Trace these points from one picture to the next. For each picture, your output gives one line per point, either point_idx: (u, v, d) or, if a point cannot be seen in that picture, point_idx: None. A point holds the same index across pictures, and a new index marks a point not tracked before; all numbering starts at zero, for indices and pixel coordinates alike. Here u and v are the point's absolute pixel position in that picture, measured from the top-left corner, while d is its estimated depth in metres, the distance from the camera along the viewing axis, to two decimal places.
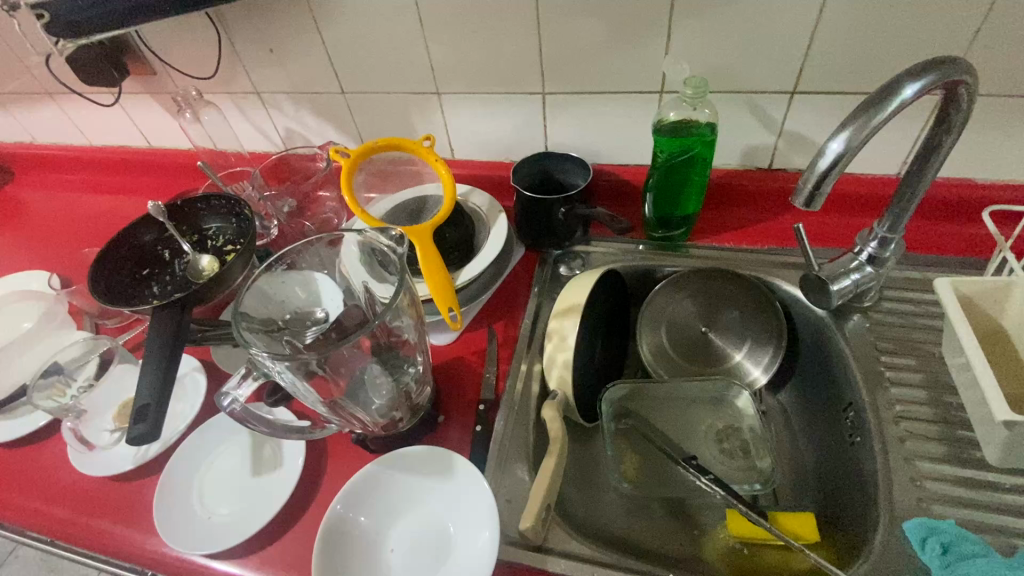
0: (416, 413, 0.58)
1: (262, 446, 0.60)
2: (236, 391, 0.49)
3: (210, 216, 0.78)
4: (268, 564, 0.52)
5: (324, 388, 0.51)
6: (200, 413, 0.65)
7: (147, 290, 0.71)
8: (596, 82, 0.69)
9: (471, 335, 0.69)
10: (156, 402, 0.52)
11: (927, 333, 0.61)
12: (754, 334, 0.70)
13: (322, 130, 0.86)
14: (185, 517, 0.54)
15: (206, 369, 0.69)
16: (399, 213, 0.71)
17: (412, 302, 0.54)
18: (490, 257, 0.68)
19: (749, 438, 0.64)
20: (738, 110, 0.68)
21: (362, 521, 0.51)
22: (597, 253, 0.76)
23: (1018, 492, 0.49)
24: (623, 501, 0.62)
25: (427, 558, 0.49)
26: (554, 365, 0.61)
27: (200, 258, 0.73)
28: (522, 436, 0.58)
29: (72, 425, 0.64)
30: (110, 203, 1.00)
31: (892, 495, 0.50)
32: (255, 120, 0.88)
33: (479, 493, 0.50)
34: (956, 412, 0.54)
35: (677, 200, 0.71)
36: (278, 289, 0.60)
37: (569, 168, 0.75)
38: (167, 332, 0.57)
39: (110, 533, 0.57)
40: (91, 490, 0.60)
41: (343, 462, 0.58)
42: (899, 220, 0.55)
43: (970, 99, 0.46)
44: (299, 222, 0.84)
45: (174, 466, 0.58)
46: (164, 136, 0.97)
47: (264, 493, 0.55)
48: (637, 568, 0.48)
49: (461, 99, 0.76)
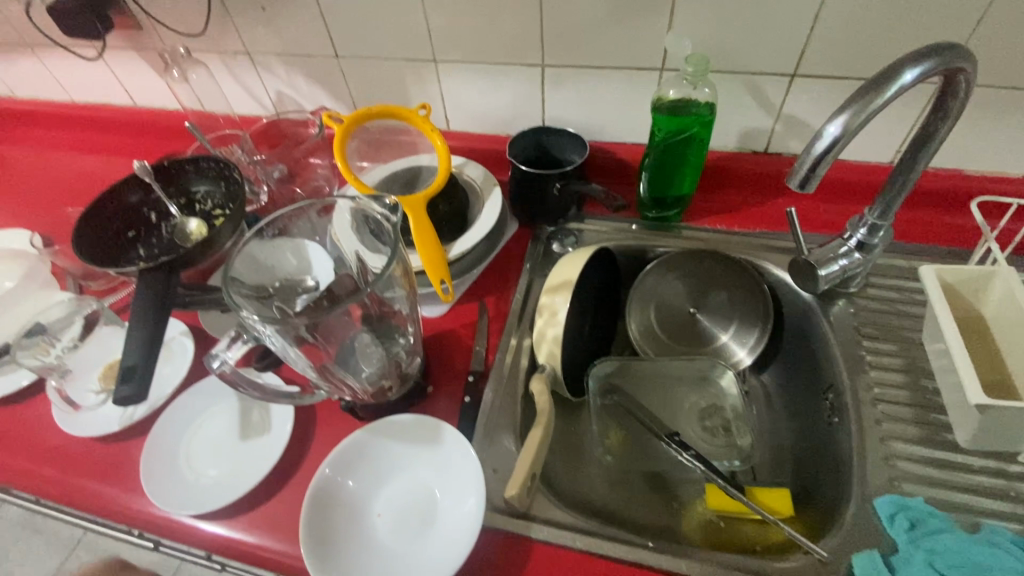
0: (405, 382, 0.58)
1: (250, 410, 0.60)
2: (225, 353, 0.49)
3: (198, 179, 0.76)
4: (255, 525, 0.52)
5: (315, 354, 0.52)
6: (187, 376, 0.64)
7: (134, 252, 0.70)
8: (597, 56, 0.68)
9: (462, 308, 0.69)
10: (144, 363, 0.51)
11: (910, 320, 0.62)
12: (740, 316, 0.71)
13: (314, 95, 0.84)
14: (173, 478, 0.55)
15: (194, 333, 0.68)
16: (392, 182, 0.71)
17: (407, 272, 0.54)
18: (483, 230, 0.68)
19: (731, 417, 0.66)
20: (738, 91, 0.67)
21: (350, 485, 0.51)
22: (589, 231, 0.76)
23: (987, 474, 0.51)
24: (606, 473, 0.63)
25: (413, 522, 0.50)
26: (544, 340, 0.61)
27: (188, 221, 0.72)
28: (510, 408, 0.59)
29: (57, 384, 0.64)
30: (94, 163, 0.98)
31: (866, 473, 0.52)
32: (245, 82, 0.86)
33: (467, 461, 0.51)
34: (932, 396, 0.56)
35: (673, 179, 0.71)
36: (269, 255, 0.59)
37: (565, 143, 0.74)
38: (154, 294, 0.56)
39: (97, 493, 0.57)
40: (77, 450, 0.60)
41: (332, 429, 0.58)
42: (890, 207, 0.56)
43: (968, 87, 0.46)
44: (290, 188, 0.83)
45: (162, 428, 0.58)
46: (149, 95, 0.94)
47: (252, 457, 0.56)
48: (617, 537, 0.49)
49: (459, 68, 0.74)
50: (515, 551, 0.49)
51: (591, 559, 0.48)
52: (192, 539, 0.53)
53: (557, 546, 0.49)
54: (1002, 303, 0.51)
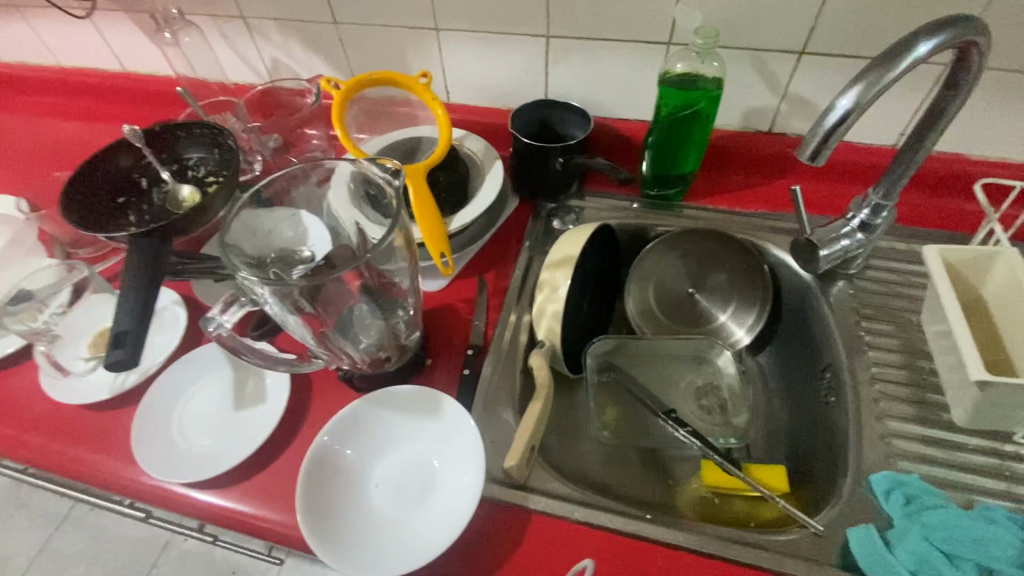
0: (404, 353, 0.57)
1: (244, 380, 0.59)
2: (221, 318, 0.48)
3: (191, 145, 0.74)
4: (250, 494, 0.52)
5: (314, 323, 0.51)
6: (179, 346, 0.63)
7: (124, 218, 0.67)
8: (603, 28, 0.67)
9: (462, 282, 0.68)
10: (135, 328, 0.50)
11: (908, 302, 0.62)
12: (739, 296, 0.71)
13: (311, 63, 0.82)
14: (165, 447, 0.54)
15: (187, 303, 0.67)
16: (391, 152, 0.69)
17: (409, 242, 0.53)
18: (484, 203, 0.67)
19: (727, 396, 0.66)
20: (745, 68, 0.66)
21: (347, 454, 0.51)
22: (591, 208, 0.75)
23: (981, 453, 0.51)
24: (602, 449, 0.63)
25: (411, 493, 0.50)
26: (544, 315, 0.61)
27: (180, 188, 0.70)
28: (508, 383, 0.59)
29: (45, 350, 0.63)
30: (81, 130, 0.95)
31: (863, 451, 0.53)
32: (240, 48, 0.83)
33: (466, 432, 0.51)
34: (928, 376, 0.57)
35: (677, 157, 0.70)
36: (264, 222, 0.58)
37: (568, 118, 0.73)
38: (146, 259, 0.55)
39: (87, 461, 0.56)
40: (66, 418, 0.59)
41: (328, 400, 0.58)
42: (895, 186, 0.56)
43: (981, 62, 0.45)
44: (285, 158, 0.81)
45: (153, 397, 0.57)
46: (139, 59, 0.91)
47: (246, 427, 0.55)
48: (616, 510, 0.50)
49: (461, 37, 0.72)
50: (513, 522, 0.49)
51: (589, 531, 0.48)
52: (184, 507, 0.52)
53: (555, 518, 0.49)
54: (1002, 284, 0.51)
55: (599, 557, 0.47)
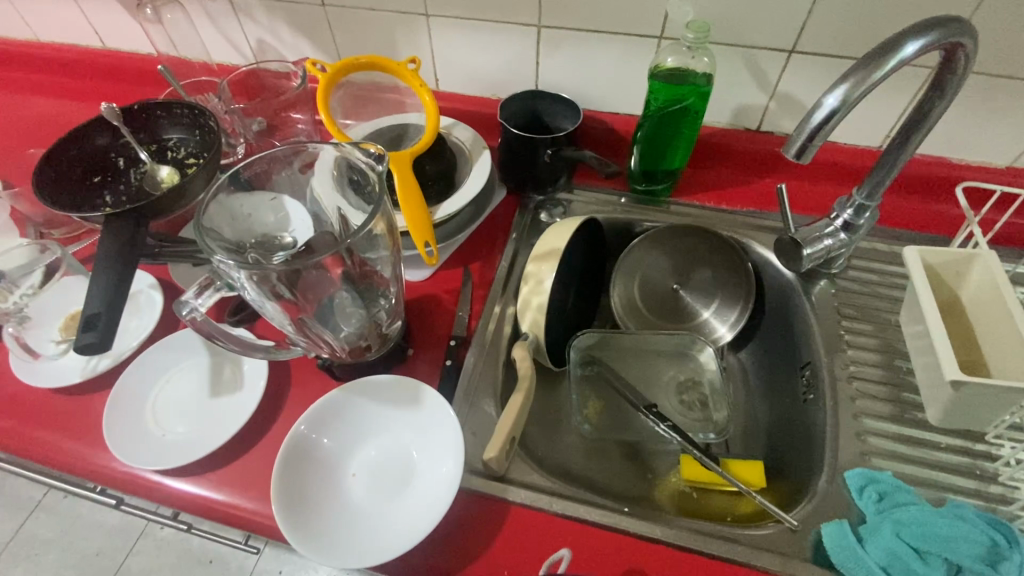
0: (385, 343, 0.56)
1: (221, 367, 0.58)
2: (195, 301, 0.47)
3: (171, 126, 0.72)
4: (225, 482, 0.51)
5: (293, 310, 0.51)
6: (155, 330, 0.62)
7: (99, 198, 0.65)
8: (595, 19, 0.66)
9: (446, 273, 0.67)
10: (108, 311, 0.49)
11: (888, 302, 0.63)
12: (722, 293, 0.71)
13: (298, 46, 0.80)
14: (138, 433, 0.53)
15: (164, 287, 0.65)
16: (378, 138, 0.68)
17: (392, 230, 0.52)
18: (470, 194, 0.66)
19: (708, 392, 0.66)
20: (735, 66, 0.66)
21: (325, 443, 0.50)
22: (578, 202, 0.75)
23: (953, 452, 0.52)
24: (583, 442, 0.63)
25: (390, 482, 0.49)
26: (528, 308, 0.60)
27: (159, 168, 0.68)
28: (491, 374, 0.58)
29: (14, 331, 0.61)
30: (58, 106, 0.92)
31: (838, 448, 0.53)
32: (224, 27, 0.81)
33: (446, 423, 0.51)
34: (904, 375, 0.57)
35: (665, 152, 0.69)
36: (245, 205, 0.56)
37: (558, 110, 0.73)
38: (121, 241, 0.53)
39: (58, 446, 0.54)
40: (36, 401, 0.57)
41: (307, 389, 0.57)
42: (878, 187, 0.56)
43: (967, 64, 0.45)
44: (269, 142, 0.79)
45: (127, 382, 0.56)
46: (120, 36, 0.88)
47: (222, 415, 0.54)
48: (594, 502, 0.50)
49: (451, 24, 0.71)
50: (492, 512, 0.48)
51: (567, 523, 0.48)
52: (157, 494, 0.51)
53: (534, 510, 0.49)
54: (979, 286, 0.52)
55: (576, 549, 0.47)
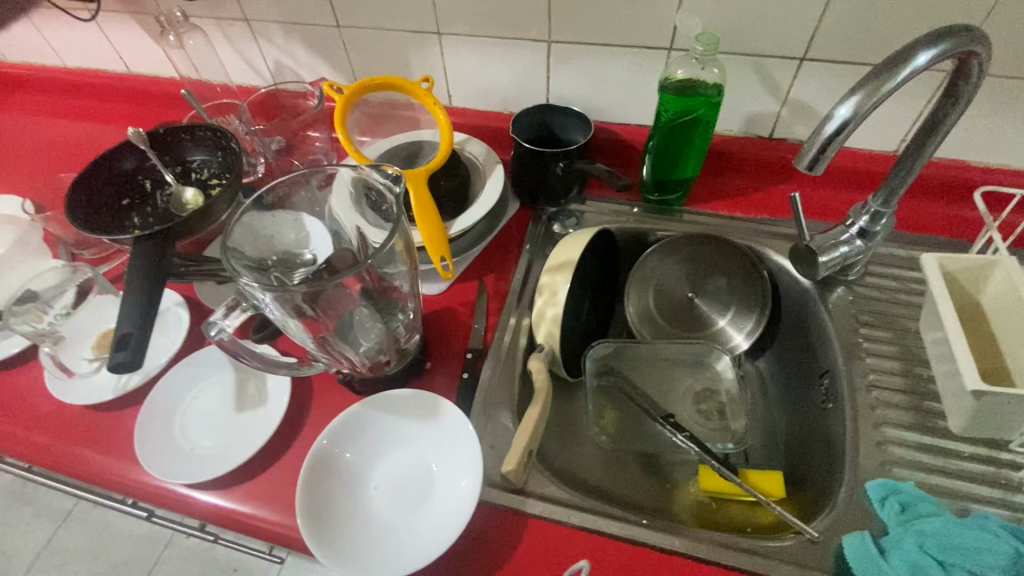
0: (404, 357, 0.58)
1: (246, 382, 0.60)
2: (223, 322, 0.49)
3: (194, 148, 0.75)
4: (251, 496, 0.52)
5: (315, 327, 0.52)
6: (182, 347, 0.64)
7: (128, 220, 0.68)
8: (604, 33, 0.67)
9: (462, 286, 0.68)
10: (139, 331, 0.50)
11: (906, 308, 0.62)
12: (738, 302, 0.71)
13: (314, 66, 0.82)
14: (167, 448, 0.54)
15: (190, 305, 0.68)
16: (393, 156, 0.69)
17: (409, 247, 0.53)
18: (484, 208, 0.67)
19: (726, 401, 0.66)
20: (746, 75, 0.67)
21: (347, 457, 0.51)
22: (591, 213, 0.75)
23: (977, 461, 0.51)
24: (600, 453, 0.64)
25: (411, 494, 0.50)
26: (543, 320, 0.61)
27: (183, 190, 0.71)
28: (507, 386, 0.59)
29: (50, 351, 0.63)
30: (86, 130, 0.95)
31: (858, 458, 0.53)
32: (244, 50, 0.84)
33: (465, 437, 0.51)
34: (926, 383, 0.57)
35: (677, 162, 0.70)
36: (267, 225, 0.58)
37: (570, 123, 0.73)
38: (150, 262, 0.55)
39: (90, 460, 0.56)
40: (71, 417, 0.60)
41: (329, 403, 0.58)
42: (894, 194, 0.56)
43: (980, 71, 0.45)
44: (288, 160, 0.81)
45: (157, 398, 0.58)
46: (145, 62, 0.91)
47: (246, 430, 0.55)
48: (611, 514, 0.50)
49: (463, 41, 0.73)
50: (510, 524, 0.49)
51: (585, 535, 0.48)
52: (186, 507, 0.53)
53: (552, 522, 0.49)
54: (999, 292, 0.52)
55: (595, 560, 0.47)
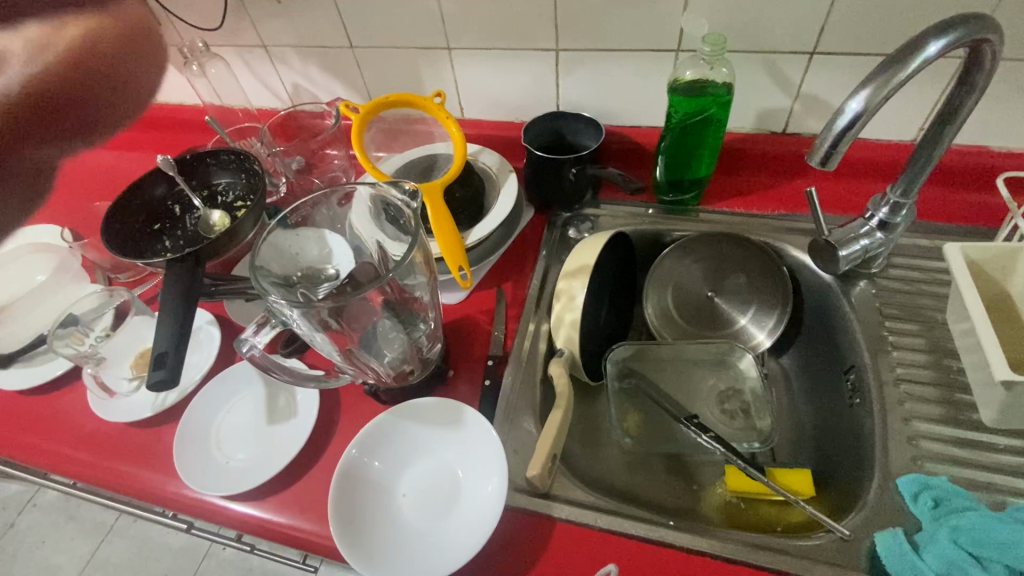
0: (427, 367, 0.59)
1: (277, 396, 0.62)
2: (254, 339, 0.51)
3: (220, 171, 0.78)
4: (285, 505, 0.54)
5: (341, 340, 0.54)
6: (214, 364, 0.66)
7: (159, 244, 0.71)
8: (611, 38, 0.68)
9: (481, 294, 0.69)
10: (174, 349, 0.53)
11: (933, 299, 0.61)
12: (759, 299, 0.71)
13: (330, 86, 0.85)
14: (204, 461, 0.56)
15: (221, 323, 0.70)
16: (409, 170, 0.71)
17: (427, 258, 0.55)
18: (499, 217, 0.68)
19: (750, 400, 0.66)
20: (755, 71, 0.66)
21: (376, 465, 0.53)
22: (605, 216, 0.76)
23: (1012, 453, 0.50)
24: (625, 456, 0.64)
25: (439, 500, 0.51)
26: (562, 325, 0.61)
27: (211, 213, 0.73)
28: (529, 392, 0.60)
29: (93, 371, 0.66)
30: (116, 158, 1.00)
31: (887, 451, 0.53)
32: (262, 75, 0.87)
33: (489, 443, 0.52)
34: (956, 375, 0.56)
35: (689, 162, 0.70)
36: (292, 244, 0.60)
37: (580, 128, 0.74)
38: (182, 283, 0.57)
39: (132, 475, 0.59)
40: (113, 434, 0.63)
41: (356, 413, 0.60)
42: (913, 184, 0.55)
43: (994, 57, 0.45)
44: (308, 179, 0.84)
45: (193, 414, 0.60)
46: (170, 91, 0.95)
47: (278, 442, 0.57)
48: (637, 515, 0.50)
49: (472, 54, 0.74)
50: (535, 528, 0.50)
51: (612, 537, 0.49)
52: (223, 518, 0.55)
53: (579, 526, 0.49)
54: None
55: (623, 563, 0.47)
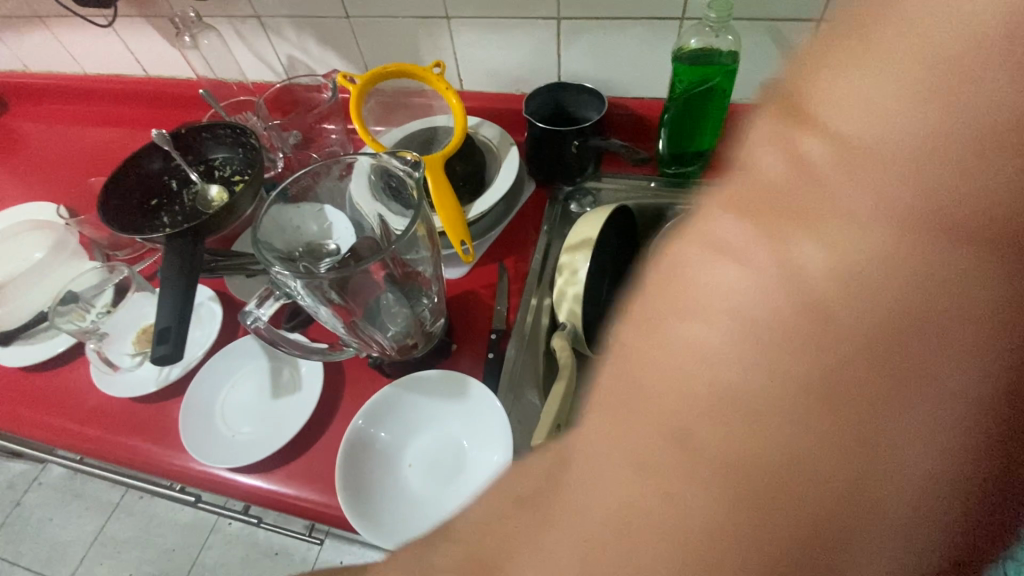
0: (430, 341, 0.59)
1: (280, 370, 0.62)
2: (258, 311, 0.51)
3: (216, 146, 0.77)
4: (292, 477, 0.55)
5: (344, 313, 0.54)
6: (217, 340, 0.66)
7: (156, 219, 0.70)
8: (614, 7, 0.66)
9: (483, 269, 0.69)
10: (177, 324, 0.52)
11: None
12: None
13: (326, 59, 0.83)
14: (209, 434, 0.57)
15: (222, 299, 0.70)
16: (408, 142, 0.70)
17: (431, 232, 0.54)
18: (501, 191, 0.67)
19: None
20: (761, 40, 0.65)
21: (382, 436, 0.53)
22: (608, 190, 0.74)
23: None
24: None
25: (445, 470, 0.52)
26: (564, 299, 0.62)
27: (208, 188, 0.73)
28: (532, 364, 0.61)
29: (96, 346, 0.67)
30: (108, 135, 0.98)
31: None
32: (257, 48, 0.85)
33: (494, 413, 0.53)
34: None
35: (693, 134, 0.69)
36: (293, 217, 0.60)
37: (583, 100, 0.73)
38: (182, 258, 0.56)
39: (139, 449, 0.59)
40: (118, 409, 0.63)
41: (360, 387, 0.60)
42: None
43: None
44: (306, 154, 0.83)
45: (198, 388, 0.60)
46: (160, 64, 0.93)
47: (284, 415, 0.58)
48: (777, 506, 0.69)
49: (472, 24, 0.72)
50: None
51: None
52: (231, 490, 0.55)
53: None
54: None
55: None
